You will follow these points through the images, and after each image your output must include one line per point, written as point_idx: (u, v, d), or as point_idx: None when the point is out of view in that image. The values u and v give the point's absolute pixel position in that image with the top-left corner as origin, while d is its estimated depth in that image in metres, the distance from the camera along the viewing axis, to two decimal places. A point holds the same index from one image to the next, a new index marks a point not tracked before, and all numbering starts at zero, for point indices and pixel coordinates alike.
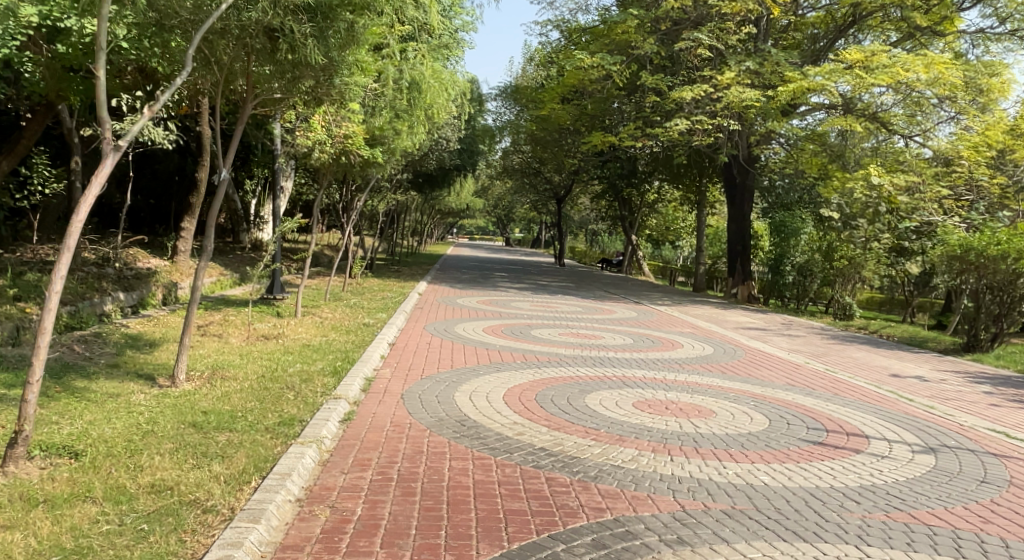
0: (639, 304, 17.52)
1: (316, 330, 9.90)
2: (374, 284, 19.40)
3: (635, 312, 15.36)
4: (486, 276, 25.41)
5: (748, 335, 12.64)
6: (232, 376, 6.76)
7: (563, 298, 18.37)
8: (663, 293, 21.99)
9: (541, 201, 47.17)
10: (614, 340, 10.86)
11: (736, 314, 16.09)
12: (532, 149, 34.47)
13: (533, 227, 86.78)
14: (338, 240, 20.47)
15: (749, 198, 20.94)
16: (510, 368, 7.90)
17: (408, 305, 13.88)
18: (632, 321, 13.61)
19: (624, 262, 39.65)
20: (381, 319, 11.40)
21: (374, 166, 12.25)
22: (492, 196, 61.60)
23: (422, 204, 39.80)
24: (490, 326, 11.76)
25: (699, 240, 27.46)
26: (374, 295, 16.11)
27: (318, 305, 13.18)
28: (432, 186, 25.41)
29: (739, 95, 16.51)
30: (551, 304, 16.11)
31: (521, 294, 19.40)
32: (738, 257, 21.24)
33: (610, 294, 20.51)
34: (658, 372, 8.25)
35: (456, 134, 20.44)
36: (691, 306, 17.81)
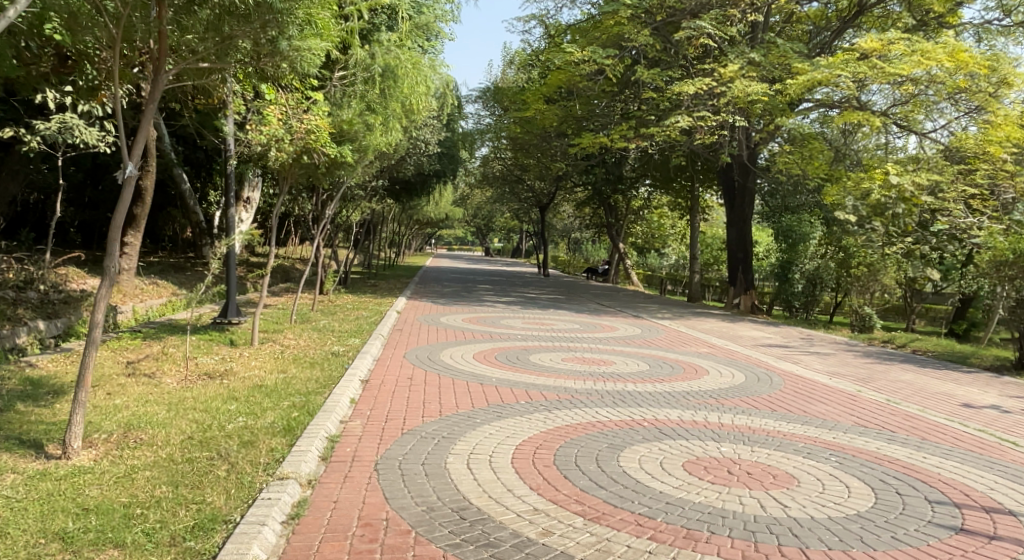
0: (638, 318, 16.06)
1: (273, 362, 8.27)
2: (348, 301, 17.74)
3: (639, 328, 13.81)
4: (469, 289, 23.85)
5: (772, 354, 11.19)
6: (148, 438, 5.10)
7: (556, 313, 16.84)
8: (659, 305, 20.58)
9: (522, 210, 45.75)
10: (629, 366, 9.27)
11: (747, 328, 14.67)
12: (514, 155, 33.02)
13: (513, 236, 85.32)
14: (308, 253, 18.76)
15: (750, 201, 19.75)
16: (513, 412, 6.27)
17: (384, 326, 12.22)
18: (640, 341, 12.04)
19: (610, 270, 38.23)
20: (354, 346, 9.75)
21: (344, 170, 10.39)
22: (471, 205, 60.02)
23: (400, 213, 38.13)
24: (482, 351, 10.12)
25: (692, 248, 26.16)
26: (348, 314, 14.47)
27: (282, 328, 11.54)
28: (410, 194, 23.83)
29: (745, 89, 15.15)
30: (545, 321, 14.56)
31: (509, 308, 17.82)
32: (739, 264, 19.94)
33: (605, 307, 19.02)
34: (696, 410, 6.67)
35: (436, 137, 18.88)
36: (696, 319, 16.38)
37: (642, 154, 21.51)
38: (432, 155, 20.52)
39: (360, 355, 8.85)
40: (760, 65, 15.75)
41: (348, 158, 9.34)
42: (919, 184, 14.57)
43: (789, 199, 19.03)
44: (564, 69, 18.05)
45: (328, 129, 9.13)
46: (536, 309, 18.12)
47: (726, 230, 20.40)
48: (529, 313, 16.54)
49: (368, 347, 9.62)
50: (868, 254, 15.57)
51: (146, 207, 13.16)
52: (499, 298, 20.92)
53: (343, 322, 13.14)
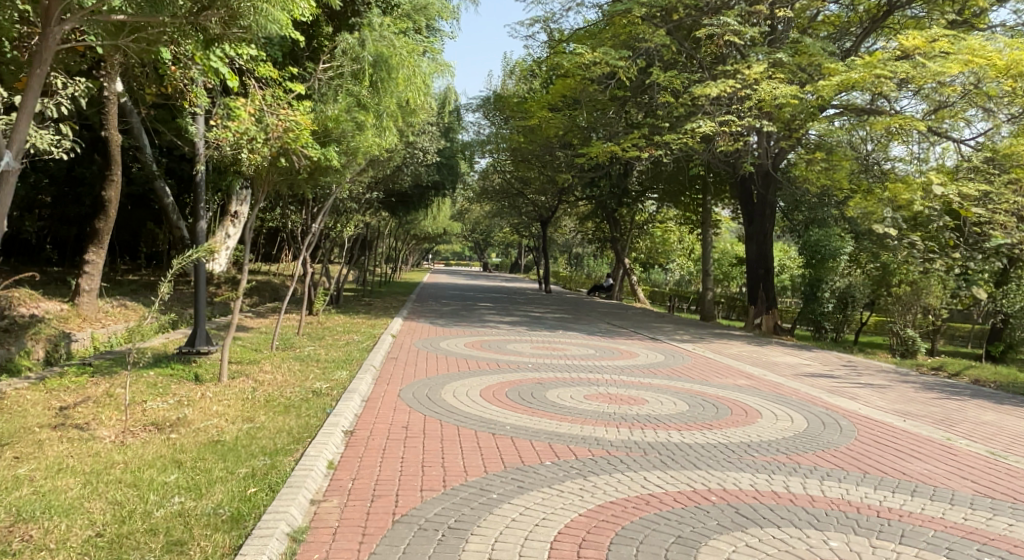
0: (658, 342, 14.63)
1: (242, 406, 6.83)
2: (339, 322, 16.31)
3: (660, 354, 12.39)
4: (470, 308, 22.45)
5: (821, 387, 9.78)
6: (37, 538, 3.68)
7: (568, 335, 15.41)
8: (675, 325, 19.16)
9: (522, 224, 44.42)
10: (664, 404, 7.84)
11: (780, 353, 13.25)
12: (516, 167, 31.70)
13: (510, 251, 84.07)
14: (296, 271, 17.38)
15: (770, 216, 18.48)
16: (538, 479, 4.85)
17: (378, 354, 10.77)
18: (666, 370, 10.61)
19: (614, 287, 36.91)
20: (341, 381, 8.31)
21: (330, 176, 9.01)
22: (469, 219, 58.69)
23: (396, 228, 36.72)
24: (489, 385, 8.68)
25: (705, 263, 24.81)
26: (337, 339, 13.03)
27: (261, 358, 10.09)
28: (407, 207, 22.48)
29: (772, 91, 13.88)
30: (557, 345, 13.14)
31: (514, 330, 16.44)
32: (759, 280, 18.63)
33: (619, 329, 17.58)
34: (769, 473, 5.26)
35: (435, 146, 17.53)
36: (720, 343, 14.96)
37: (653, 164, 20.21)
38: (430, 165, 19.18)
39: (346, 394, 7.39)
40: (788, 66, 14.45)
41: (334, 161, 7.97)
42: (966, 195, 13.27)
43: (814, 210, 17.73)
44: (573, 72, 16.75)
45: (310, 127, 7.77)
46: (544, 330, 16.69)
47: (746, 245, 19.12)
48: (537, 336, 15.11)
49: (355, 383, 8.16)
50: (909, 271, 14.15)
51: (109, 220, 11.74)
52: (502, 318, 19.50)
53: (331, 349, 11.69)
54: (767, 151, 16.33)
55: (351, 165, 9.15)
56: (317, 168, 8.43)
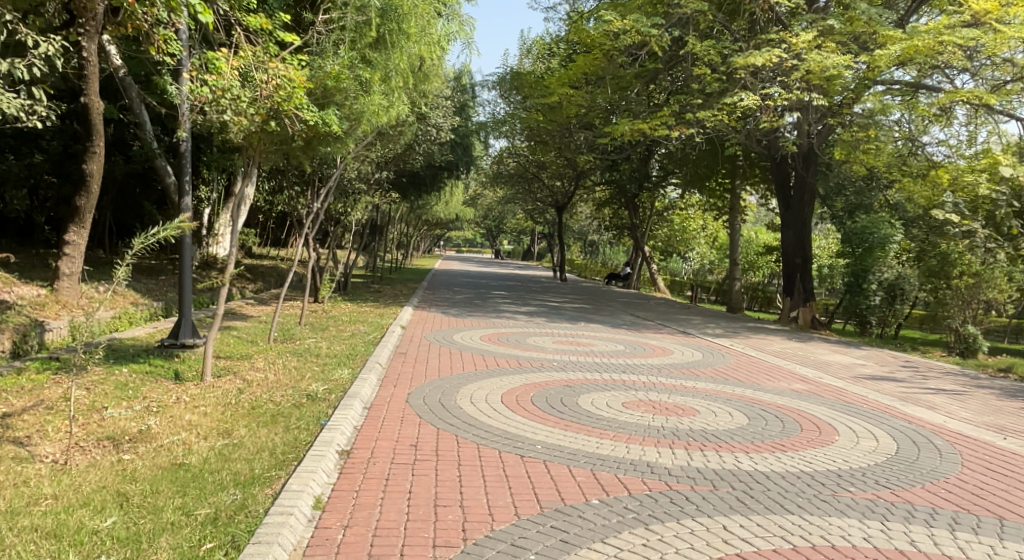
0: (690, 337, 13.43)
1: (221, 416, 5.71)
2: (345, 311, 15.21)
3: (696, 350, 11.18)
4: (484, 297, 21.29)
5: (889, 394, 8.59)
6: None
7: (591, 328, 14.22)
8: (704, 317, 17.93)
9: (537, 211, 43.21)
10: (717, 414, 6.67)
11: (828, 352, 12.02)
12: (532, 150, 30.44)
13: (523, 239, 82.94)
14: (301, 256, 16.32)
15: (810, 202, 17.34)
16: (587, 530, 3.71)
17: (386, 348, 9.67)
18: (708, 370, 9.42)
19: (632, 275, 35.70)
20: (341, 383, 7.19)
21: (331, 146, 7.84)
22: (481, 205, 57.51)
23: (408, 213, 35.63)
24: (511, 388, 7.54)
25: (732, 251, 23.54)
26: (341, 330, 11.91)
27: (254, 353, 8.97)
28: (418, 190, 21.34)
29: (823, 61, 12.64)
30: (583, 340, 11.99)
31: (533, 321, 15.31)
32: (796, 270, 17.41)
33: (646, 321, 16.35)
34: (881, 520, 4.11)
35: (450, 123, 16.36)
36: (758, 338, 13.76)
37: (682, 145, 18.96)
38: (445, 144, 18.01)
39: (344, 400, 6.27)
40: (839, 34, 13.19)
41: (334, 127, 6.81)
42: None
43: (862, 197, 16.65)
44: (600, 41, 15.53)
45: (305, 85, 6.62)
46: (565, 321, 15.52)
47: (781, 233, 17.96)
48: (558, 328, 13.92)
49: (357, 384, 7.04)
50: (971, 261, 12.85)
51: (91, 197, 10.59)
52: (520, 307, 18.35)
53: (334, 342, 10.56)
54: (810, 129, 15.08)
55: (355, 133, 7.98)
56: (314, 136, 7.27)
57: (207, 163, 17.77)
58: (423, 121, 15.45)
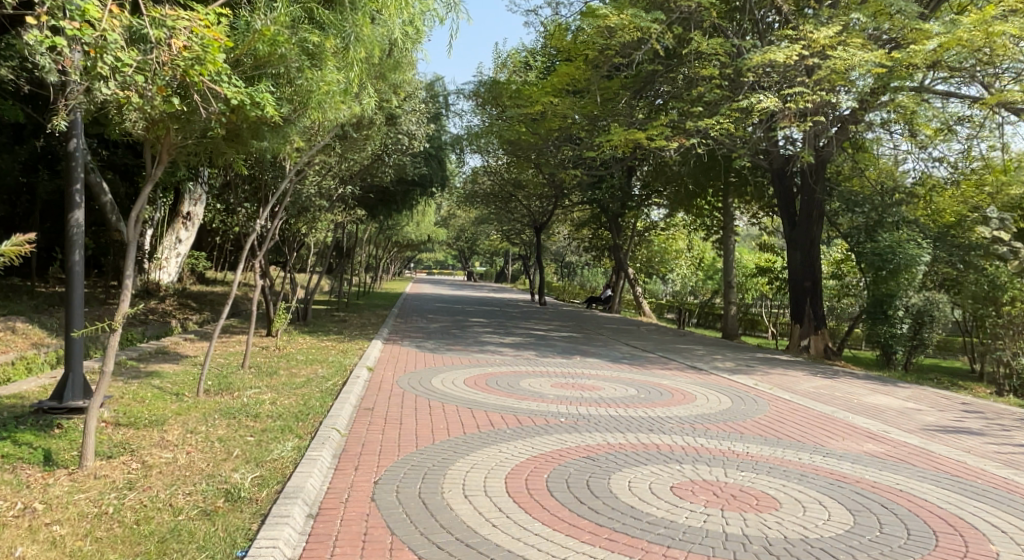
0: (703, 374, 11.61)
1: (79, 546, 3.69)
2: (302, 348, 13.11)
3: (720, 394, 9.35)
4: (461, 326, 19.29)
5: (985, 455, 6.79)
6: None
7: (588, 364, 12.31)
8: (707, 347, 16.16)
9: (513, 231, 41.47)
10: (805, 505, 4.84)
11: (869, 393, 10.26)
12: (510, 166, 28.72)
13: (496, 260, 81.12)
14: (252, 284, 14.24)
15: (818, 217, 15.83)
16: None
17: (345, 401, 7.67)
18: (748, 425, 7.58)
19: (612, 298, 34.01)
20: (278, 467, 5.21)
21: (266, 139, 5.92)
22: (454, 225, 55.60)
23: (376, 233, 33.62)
24: (512, 464, 5.63)
25: (726, 272, 21.82)
26: (292, 374, 9.85)
27: (171, 415, 6.90)
28: (388, 208, 19.37)
29: (851, 58, 11.12)
30: (584, 382, 10.09)
31: (519, 356, 13.39)
32: (807, 295, 15.70)
33: (645, 353, 14.54)
34: None
35: (425, 131, 14.51)
36: (779, 374, 12.01)
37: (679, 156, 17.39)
38: (418, 156, 16.15)
39: (279, 505, 4.30)
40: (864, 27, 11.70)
41: (267, 106, 4.93)
42: None
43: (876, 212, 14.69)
44: (592, 40, 13.88)
45: (228, 45, 4.74)
46: (555, 354, 13.61)
47: (788, 253, 16.31)
48: (549, 365, 12.00)
49: (304, 471, 5.06)
50: None
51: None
52: (502, 338, 16.40)
53: (279, 391, 8.51)
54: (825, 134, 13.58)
55: (300, 123, 6.12)
56: (244, 120, 5.40)
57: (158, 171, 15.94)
58: (391, 124, 13.57)
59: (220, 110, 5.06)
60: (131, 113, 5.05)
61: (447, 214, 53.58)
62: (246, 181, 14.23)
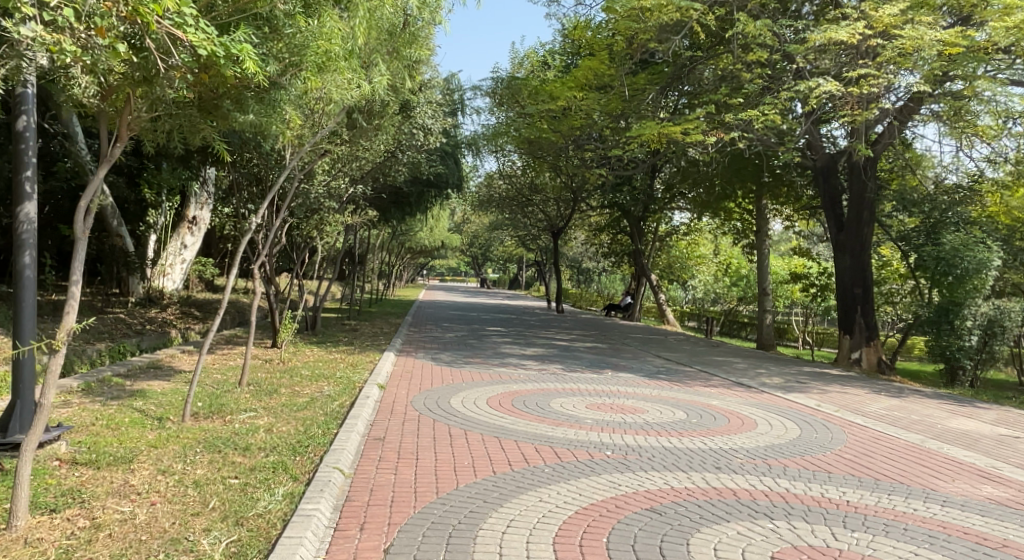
0: (753, 393, 10.37)
1: None
2: (308, 361, 12.01)
3: (784, 420, 8.12)
4: (479, 336, 18.10)
5: None
6: None
7: (622, 380, 11.10)
8: (748, 360, 14.87)
9: (529, 238, 40.30)
10: None
11: (950, 416, 8.98)
12: (529, 168, 27.62)
13: (510, 268, 79.89)
14: (255, 291, 13.18)
15: (869, 212, 14.77)
16: None
17: (352, 430, 6.48)
18: (831, 459, 6.37)
19: (633, 305, 32.74)
20: (263, 530, 4.04)
21: (254, 112, 5.11)
22: (469, 231, 54.51)
23: (389, 239, 32.56)
24: (560, 519, 4.47)
25: (760, 278, 20.45)
26: (294, 394, 8.73)
27: (143, 449, 5.79)
28: (402, 210, 18.30)
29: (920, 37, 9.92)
30: (622, 403, 8.89)
31: (545, 369, 12.21)
32: (857, 303, 14.50)
33: (682, 366, 13.28)
34: None
35: (443, 125, 13.45)
36: (837, 392, 10.75)
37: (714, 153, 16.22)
38: (433, 154, 15.05)
39: None
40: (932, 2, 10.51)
41: (247, 59, 3.85)
42: None
43: (935, 210, 13.81)
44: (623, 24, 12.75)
45: None
46: (584, 368, 12.40)
47: (834, 258, 15.18)
48: (580, 381, 10.81)
49: (293, 537, 3.90)
50: None
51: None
52: (523, 349, 15.20)
53: (277, 416, 7.37)
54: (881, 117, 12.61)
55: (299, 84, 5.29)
56: (223, 81, 4.58)
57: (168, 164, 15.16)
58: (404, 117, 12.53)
59: (191, 67, 4.21)
60: (80, 75, 4.09)
61: (461, 220, 52.48)
62: (252, 181, 13.29)
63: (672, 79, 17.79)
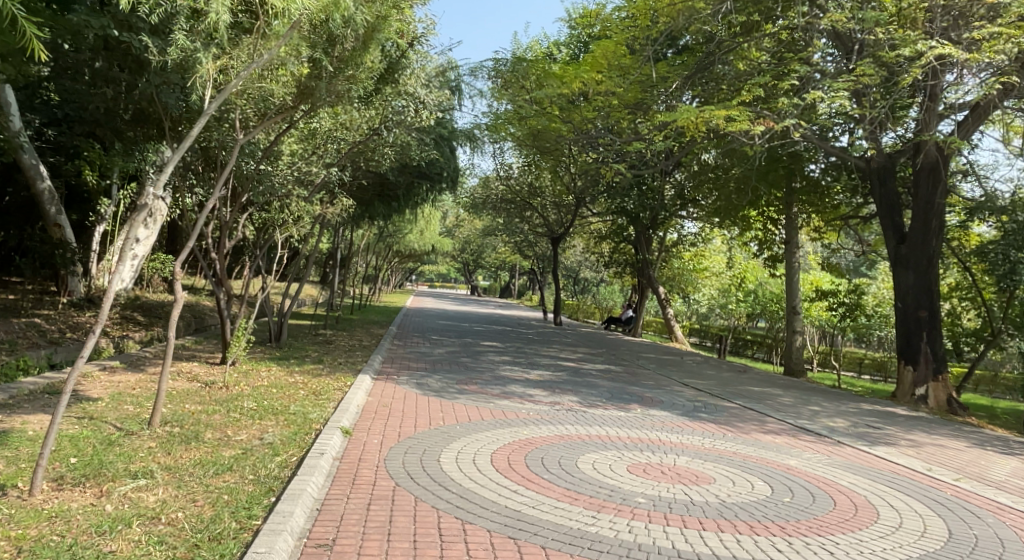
0: (830, 446, 8.03)
1: None
2: (260, 385, 9.55)
3: (908, 502, 5.81)
4: (472, 353, 15.64)
5: None
6: None
7: (658, 422, 8.70)
8: (792, 392, 12.51)
9: (524, 244, 37.90)
10: None
11: None
12: (534, 163, 25.35)
13: (500, 275, 77.42)
14: (211, 297, 10.80)
15: (940, 219, 12.49)
16: None
17: (282, 528, 4.08)
18: None
19: (634, 319, 30.36)
20: None
21: None
22: (460, 236, 51.99)
23: (374, 240, 30.03)
24: None
25: (791, 294, 17.91)
26: (221, 442, 6.28)
27: None
28: (387, 205, 15.88)
29: None
30: (673, 463, 6.52)
31: (553, 401, 9.78)
32: (926, 327, 12.22)
33: (721, 401, 10.89)
34: None
35: (439, 97, 11.15)
36: (931, 445, 8.46)
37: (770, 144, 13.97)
38: (425, 136, 12.67)
39: None
40: None
41: None
42: None
43: None
44: None
45: None
46: (605, 401, 10.00)
47: (894, 273, 12.84)
48: (605, 421, 8.44)
49: None
50: None
51: None
52: (525, 372, 12.79)
53: (181, 489, 4.96)
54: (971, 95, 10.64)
55: None
56: None
57: (113, 135, 12.72)
58: (387, 81, 10.17)
59: None
60: None
61: (453, 223, 50.05)
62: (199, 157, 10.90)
63: (701, 64, 15.61)
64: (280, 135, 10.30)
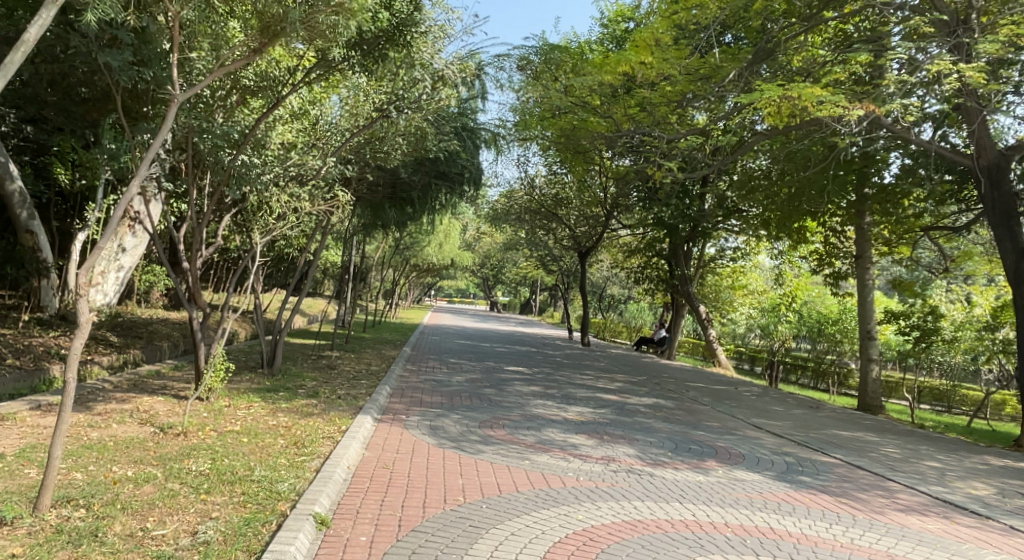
0: (1007, 537, 5.73)
1: None
2: (228, 433, 7.40)
3: None
4: (496, 382, 13.39)
5: None
6: None
7: (753, 494, 6.44)
8: (893, 440, 10.11)
9: (549, 259, 35.65)
10: None
11: None
12: (564, 169, 23.26)
13: (520, 291, 75.12)
14: (184, 324, 8.77)
15: None
16: None
17: None
18: None
19: (669, 339, 27.93)
20: None
21: None
22: (481, 250, 49.87)
23: (390, 253, 28.00)
24: None
25: (866, 315, 15.61)
26: (126, 546, 4.15)
27: None
28: (399, 211, 13.80)
29: None
30: None
31: (604, 454, 7.54)
32: None
33: (818, 455, 8.53)
34: None
35: (461, 71, 9.12)
36: None
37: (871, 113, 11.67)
38: (444, 123, 10.60)
39: None
40: None
41: None
42: None
43: None
44: None
45: None
46: (673, 456, 7.72)
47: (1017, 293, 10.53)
48: (684, 493, 6.17)
49: None
50: None
51: None
52: (563, 410, 10.54)
53: None
54: None
55: None
56: None
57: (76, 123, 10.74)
58: (395, 43, 8.16)
59: None
60: None
61: (473, 236, 47.96)
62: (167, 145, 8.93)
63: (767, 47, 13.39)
64: (262, 115, 8.37)
